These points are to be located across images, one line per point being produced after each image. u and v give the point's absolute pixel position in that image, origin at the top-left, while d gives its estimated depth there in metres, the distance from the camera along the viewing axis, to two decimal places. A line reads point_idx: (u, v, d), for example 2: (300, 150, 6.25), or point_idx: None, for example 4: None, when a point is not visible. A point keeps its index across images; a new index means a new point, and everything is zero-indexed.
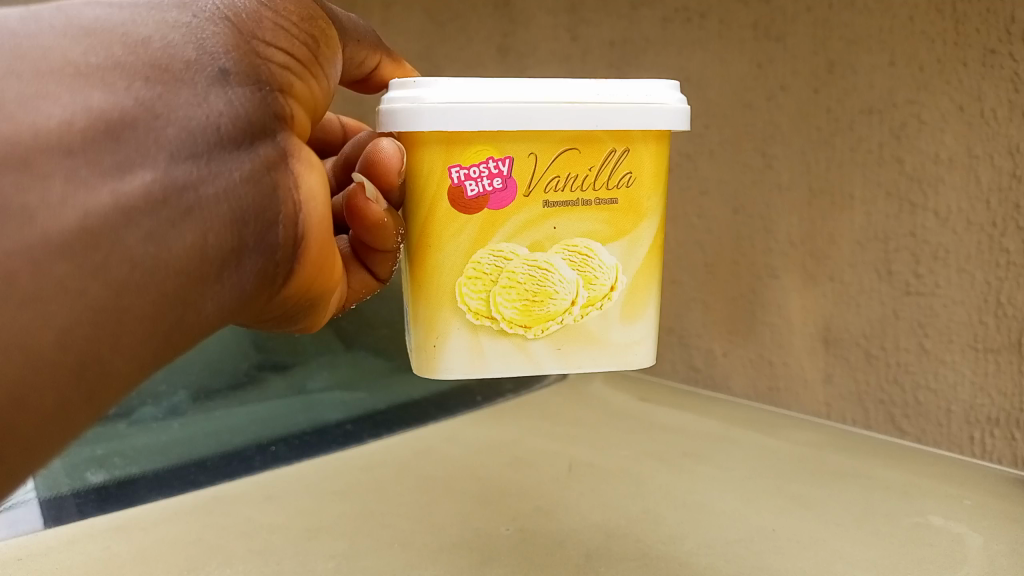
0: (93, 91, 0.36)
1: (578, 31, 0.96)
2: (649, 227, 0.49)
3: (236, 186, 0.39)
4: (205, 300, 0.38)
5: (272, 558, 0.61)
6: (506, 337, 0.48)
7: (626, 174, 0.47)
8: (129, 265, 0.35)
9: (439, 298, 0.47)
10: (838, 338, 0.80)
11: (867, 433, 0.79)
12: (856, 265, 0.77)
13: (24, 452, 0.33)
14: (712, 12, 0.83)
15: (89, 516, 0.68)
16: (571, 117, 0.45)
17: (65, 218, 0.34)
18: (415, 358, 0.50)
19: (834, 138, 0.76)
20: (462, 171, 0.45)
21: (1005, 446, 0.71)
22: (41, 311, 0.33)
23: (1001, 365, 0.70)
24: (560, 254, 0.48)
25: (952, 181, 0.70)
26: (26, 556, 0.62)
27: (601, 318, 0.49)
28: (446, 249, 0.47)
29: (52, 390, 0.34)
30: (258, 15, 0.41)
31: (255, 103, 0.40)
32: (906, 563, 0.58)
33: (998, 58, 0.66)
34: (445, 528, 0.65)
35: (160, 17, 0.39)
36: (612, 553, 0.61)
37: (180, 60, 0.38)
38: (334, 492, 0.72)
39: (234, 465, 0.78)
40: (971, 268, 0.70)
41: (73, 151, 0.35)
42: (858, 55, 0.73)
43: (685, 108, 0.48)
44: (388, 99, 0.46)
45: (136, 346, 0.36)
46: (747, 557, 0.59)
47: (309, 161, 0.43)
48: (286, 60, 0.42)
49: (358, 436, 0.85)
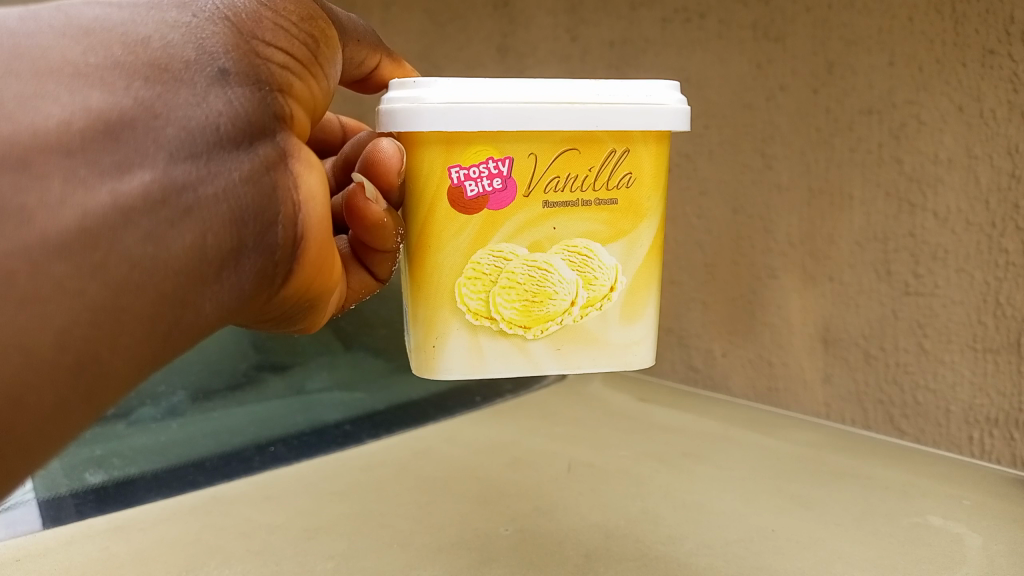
0: (93, 91, 0.36)
1: (577, 31, 0.96)
2: (649, 227, 0.49)
3: (235, 186, 0.39)
4: (205, 300, 0.38)
5: (272, 558, 0.61)
6: (506, 337, 0.48)
7: (626, 174, 0.47)
8: (128, 265, 0.35)
9: (439, 298, 0.47)
10: (837, 338, 0.80)
11: (866, 433, 0.79)
12: (855, 265, 0.77)
13: (23, 452, 0.34)
14: (712, 12, 0.83)
15: (88, 516, 0.68)
16: (571, 117, 0.45)
17: (64, 218, 0.34)
18: (415, 358, 0.49)
19: (833, 138, 0.76)
20: (461, 171, 0.45)
21: (1004, 446, 0.71)
22: (40, 311, 0.33)
23: (1001, 365, 0.70)
24: (559, 254, 0.48)
25: (951, 181, 0.70)
26: (25, 556, 0.62)
27: (601, 318, 0.49)
28: (445, 249, 0.46)
29: (50, 390, 0.34)
30: (258, 15, 0.41)
31: (254, 102, 0.39)
32: (905, 564, 0.58)
33: (998, 58, 0.66)
34: (445, 529, 0.65)
35: (160, 17, 0.39)
36: (612, 553, 0.61)
37: (180, 60, 0.38)
38: (333, 492, 0.72)
39: (233, 465, 0.78)
40: (970, 268, 0.70)
41: (73, 151, 0.35)
42: (857, 56, 0.73)
43: (685, 108, 0.48)
44: (387, 99, 0.46)
45: (135, 347, 0.36)
46: (746, 557, 0.59)
47: (309, 161, 0.43)
48: (286, 60, 0.42)
49: (357, 436, 0.85)
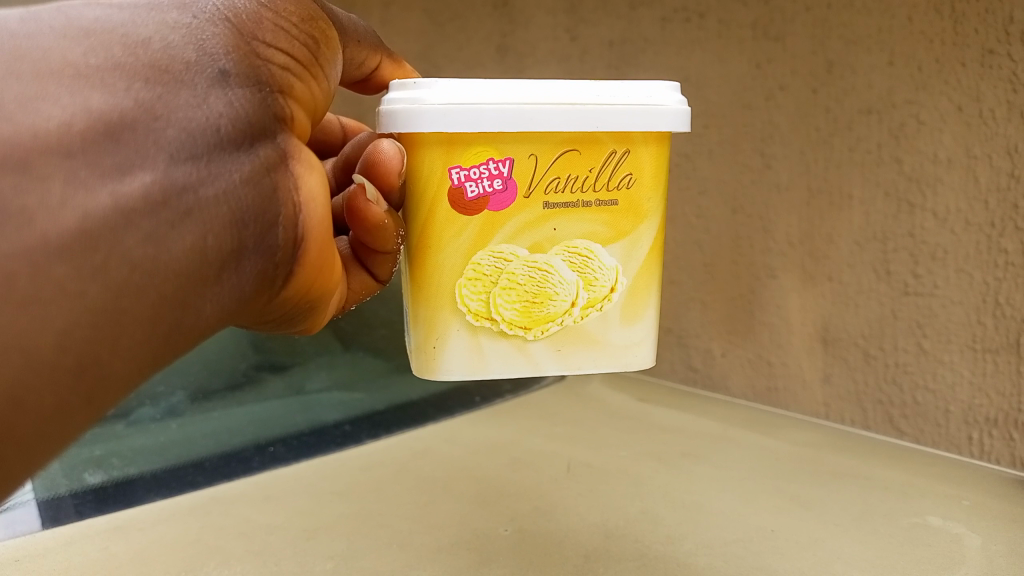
0: (93, 93, 0.36)
1: (577, 31, 0.96)
2: (649, 228, 0.49)
3: (235, 187, 0.38)
4: (205, 302, 0.38)
5: (271, 559, 0.61)
6: (506, 338, 0.48)
7: (627, 175, 0.47)
8: (128, 267, 0.35)
9: (439, 299, 0.47)
10: (837, 338, 0.80)
11: (865, 433, 0.80)
12: (854, 265, 0.77)
13: (23, 454, 0.33)
14: (711, 12, 0.83)
15: (87, 516, 0.68)
16: (571, 118, 0.45)
17: (65, 220, 0.34)
18: (415, 359, 0.49)
19: (832, 138, 0.76)
20: (462, 172, 0.45)
21: (1003, 446, 0.71)
22: (41, 313, 0.33)
23: (1000, 365, 0.70)
24: (560, 255, 0.48)
25: (950, 181, 0.70)
26: (24, 556, 0.62)
27: (601, 319, 0.49)
28: (446, 250, 0.46)
29: (51, 392, 0.34)
30: (258, 16, 0.41)
31: (255, 103, 0.39)
32: (904, 564, 0.58)
33: (997, 58, 0.66)
34: (444, 529, 0.65)
35: (160, 18, 0.39)
36: (611, 553, 0.61)
37: (180, 61, 0.38)
38: (333, 492, 0.72)
39: (233, 465, 0.78)
40: (969, 268, 0.70)
41: (73, 152, 0.35)
42: (857, 55, 0.73)
43: (686, 109, 0.48)
44: (388, 100, 0.46)
45: (135, 348, 0.36)
46: (745, 557, 0.59)
47: (309, 162, 0.43)
48: (286, 61, 0.42)
49: (356, 436, 0.85)
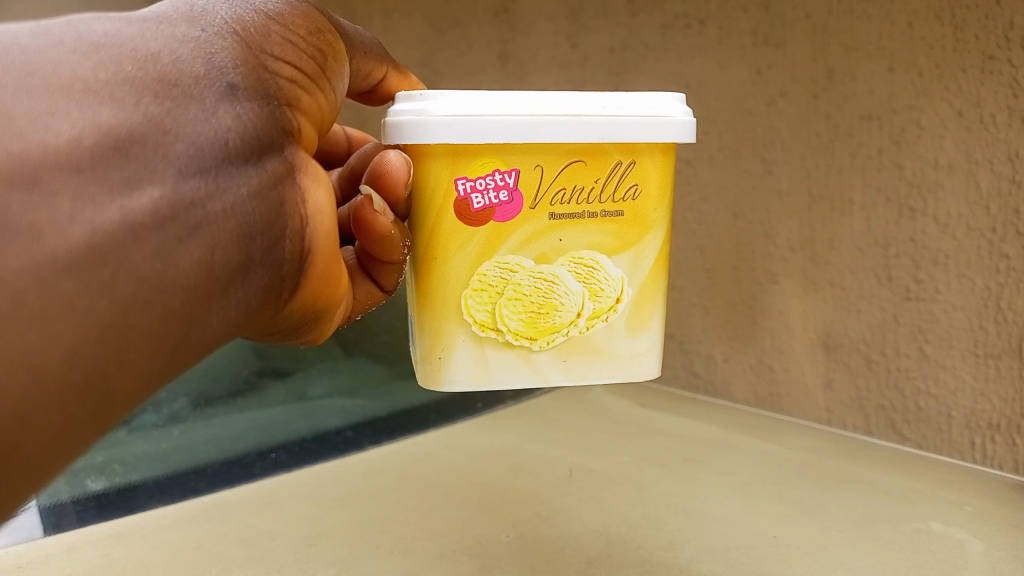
0: (103, 107, 0.36)
1: (577, 37, 0.96)
2: (653, 239, 0.49)
3: (243, 201, 0.39)
4: (212, 316, 0.38)
5: (272, 566, 0.61)
6: (511, 349, 0.48)
7: (632, 186, 0.48)
8: (136, 282, 0.35)
9: (445, 310, 0.47)
10: (838, 343, 0.80)
11: (868, 438, 0.80)
12: (856, 271, 0.77)
13: (27, 470, 0.33)
14: (711, 19, 0.84)
15: (89, 524, 0.68)
16: (577, 130, 0.45)
17: (73, 236, 0.34)
18: (419, 371, 0.50)
19: (833, 143, 0.77)
20: (468, 184, 0.45)
21: (1006, 451, 0.71)
22: (48, 331, 0.33)
23: (1002, 370, 0.70)
24: (566, 266, 0.48)
25: (952, 187, 0.70)
26: (26, 564, 0.62)
27: (607, 330, 0.49)
28: (452, 261, 0.47)
29: (58, 408, 0.34)
30: (266, 29, 0.42)
31: (262, 117, 0.40)
32: (905, 569, 0.58)
33: (996, 64, 0.66)
34: (445, 535, 0.65)
35: (168, 32, 0.39)
36: (613, 559, 0.61)
37: (188, 75, 0.38)
38: (335, 499, 0.72)
39: (235, 471, 0.78)
40: (970, 274, 0.70)
41: (82, 168, 0.35)
42: (857, 62, 0.74)
43: (691, 120, 0.48)
44: (393, 112, 0.47)
45: (142, 363, 0.36)
46: (748, 564, 0.59)
47: (316, 175, 0.43)
48: (293, 74, 0.42)
49: (358, 442, 0.85)
